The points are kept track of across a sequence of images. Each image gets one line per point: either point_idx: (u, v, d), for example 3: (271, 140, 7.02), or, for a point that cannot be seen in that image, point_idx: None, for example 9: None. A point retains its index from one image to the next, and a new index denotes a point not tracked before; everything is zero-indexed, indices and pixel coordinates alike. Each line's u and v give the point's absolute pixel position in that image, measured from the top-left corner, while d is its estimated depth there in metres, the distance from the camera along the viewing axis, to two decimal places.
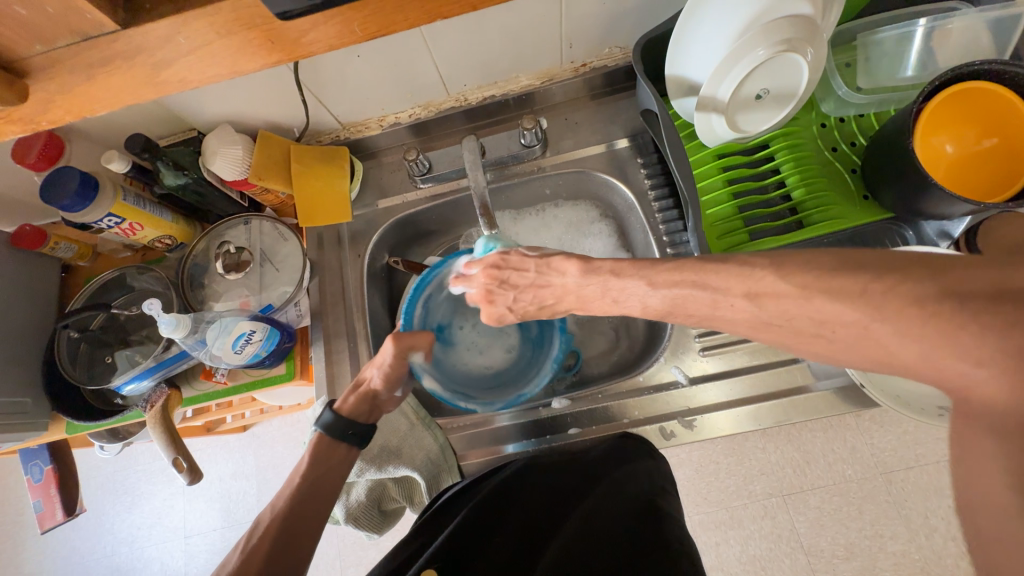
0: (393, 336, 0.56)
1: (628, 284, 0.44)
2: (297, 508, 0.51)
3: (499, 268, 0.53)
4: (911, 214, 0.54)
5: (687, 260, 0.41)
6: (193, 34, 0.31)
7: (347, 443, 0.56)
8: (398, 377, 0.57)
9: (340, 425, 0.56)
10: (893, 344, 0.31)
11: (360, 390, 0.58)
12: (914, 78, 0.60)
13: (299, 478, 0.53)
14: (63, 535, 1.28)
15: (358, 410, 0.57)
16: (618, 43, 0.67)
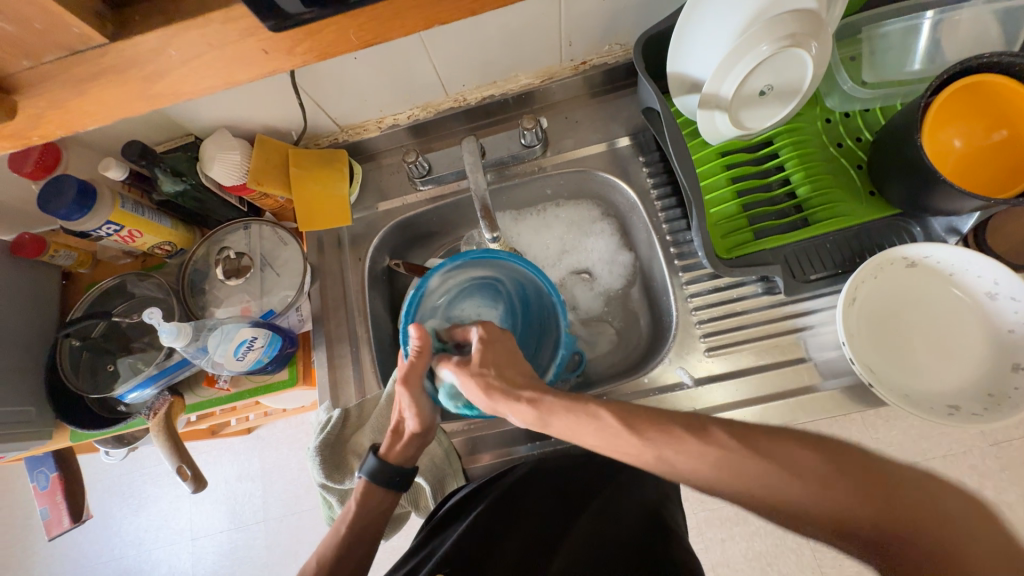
0: (400, 383, 0.54)
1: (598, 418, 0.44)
2: (343, 554, 0.53)
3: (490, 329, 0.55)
4: (919, 210, 0.53)
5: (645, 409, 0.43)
6: (185, 46, 0.30)
7: (395, 490, 0.57)
8: (428, 415, 0.56)
9: (387, 473, 0.56)
10: (846, 505, 0.34)
11: (402, 438, 0.58)
12: (920, 71, 0.59)
13: (346, 526, 0.55)
14: (71, 538, 1.29)
15: (403, 455, 0.57)
16: (618, 40, 0.66)
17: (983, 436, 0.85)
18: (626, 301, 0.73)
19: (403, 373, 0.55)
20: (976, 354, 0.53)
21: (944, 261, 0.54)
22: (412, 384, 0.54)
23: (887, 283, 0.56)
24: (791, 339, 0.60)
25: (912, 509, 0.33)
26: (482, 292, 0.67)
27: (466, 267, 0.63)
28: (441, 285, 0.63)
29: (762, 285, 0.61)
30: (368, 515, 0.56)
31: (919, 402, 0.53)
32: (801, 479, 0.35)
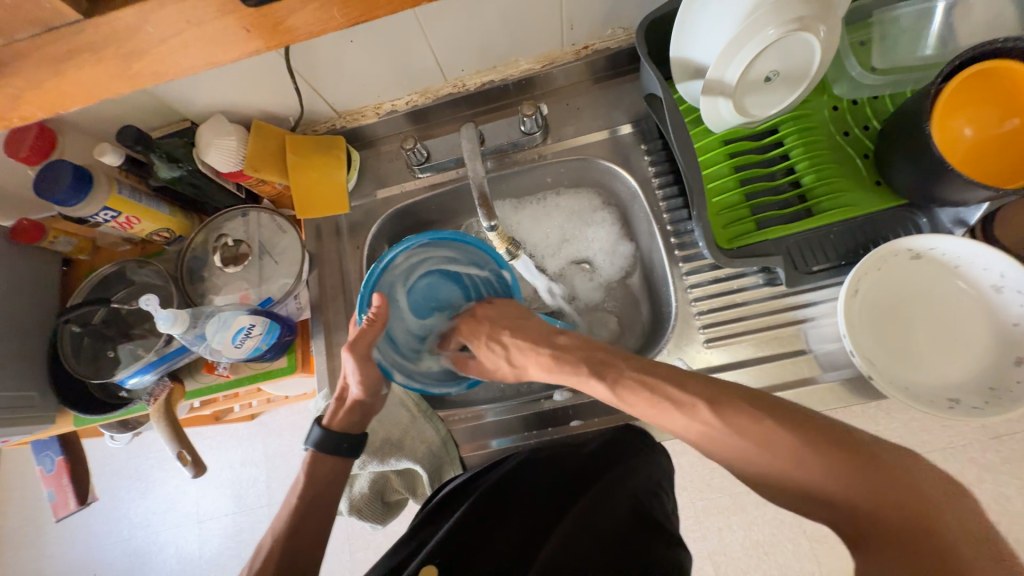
0: (347, 348, 0.53)
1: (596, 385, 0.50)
2: (298, 529, 0.53)
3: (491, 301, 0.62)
4: (926, 200, 0.52)
5: (646, 365, 0.48)
6: (163, 24, 0.29)
7: (342, 455, 0.56)
8: (374, 380, 0.54)
9: (332, 441, 0.56)
10: (814, 473, 0.37)
11: (345, 404, 0.57)
12: (931, 57, 0.57)
13: (296, 498, 0.55)
14: (80, 520, 1.32)
15: (346, 422, 0.57)
16: (621, 24, 0.64)
17: (984, 428, 0.84)
18: (624, 291, 0.73)
19: (353, 339, 0.53)
20: (980, 346, 0.52)
21: (951, 253, 0.53)
22: (360, 351, 0.53)
23: (889, 275, 0.55)
24: (792, 331, 0.59)
25: (888, 486, 0.35)
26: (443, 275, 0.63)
27: (431, 248, 0.60)
28: (405, 263, 0.59)
29: (763, 276, 0.60)
30: (322, 484, 0.55)
31: (919, 395, 0.52)
32: (770, 455, 0.39)
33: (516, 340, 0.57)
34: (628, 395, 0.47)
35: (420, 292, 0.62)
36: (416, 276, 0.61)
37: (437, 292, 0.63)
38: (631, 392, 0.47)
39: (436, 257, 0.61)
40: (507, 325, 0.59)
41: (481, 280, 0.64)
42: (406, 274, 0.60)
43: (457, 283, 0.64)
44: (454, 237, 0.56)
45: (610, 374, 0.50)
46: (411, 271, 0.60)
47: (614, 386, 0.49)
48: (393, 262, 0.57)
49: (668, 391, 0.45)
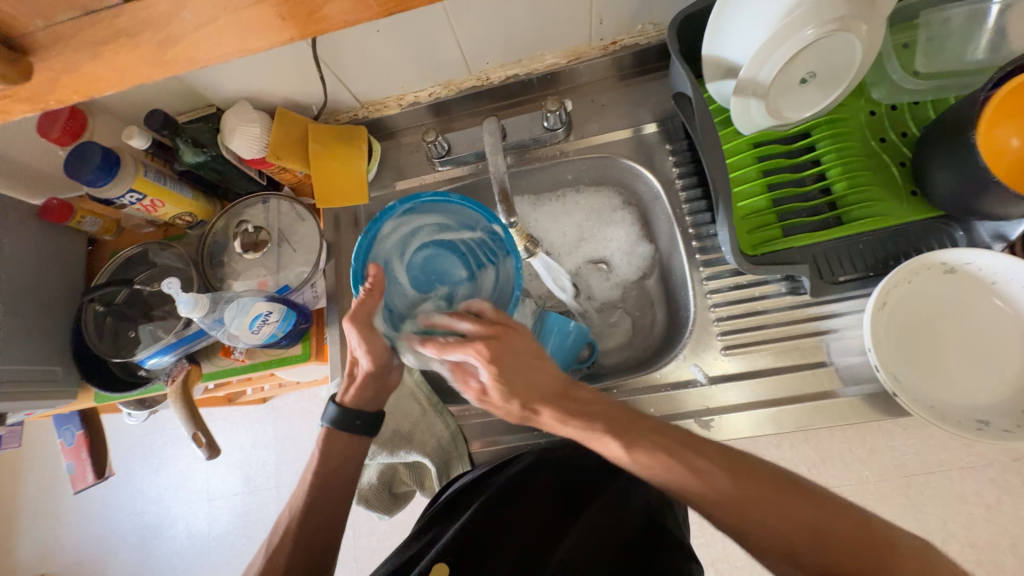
0: (349, 319, 0.49)
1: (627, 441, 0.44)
2: (314, 509, 0.55)
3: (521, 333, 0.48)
4: (965, 213, 0.50)
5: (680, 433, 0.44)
6: (199, 9, 0.29)
7: (356, 433, 0.56)
8: (382, 350, 0.52)
9: (347, 417, 0.55)
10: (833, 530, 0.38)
11: (356, 379, 0.55)
12: (981, 62, 0.54)
13: (310, 477, 0.55)
14: (96, 492, 1.36)
15: (360, 399, 0.56)
16: (652, 20, 0.62)
17: (1007, 450, 0.81)
18: (641, 293, 0.72)
19: (353, 308, 0.50)
20: (1013, 368, 0.50)
21: (987, 269, 0.51)
22: (363, 321, 0.50)
23: (920, 289, 0.53)
24: (814, 342, 0.58)
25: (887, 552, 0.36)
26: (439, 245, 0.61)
27: (416, 217, 0.60)
28: (394, 234, 0.59)
29: (786, 284, 0.59)
30: (333, 471, 0.56)
31: (946, 414, 0.50)
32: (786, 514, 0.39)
33: (530, 394, 0.46)
34: (643, 458, 0.42)
35: (417, 266, 0.59)
36: (411, 250, 0.60)
37: (437, 264, 0.60)
38: (647, 453, 0.42)
39: (428, 226, 0.60)
40: (519, 369, 0.46)
41: (476, 243, 0.60)
42: (400, 249, 0.59)
43: (455, 254, 0.61)
44: (434, 198, 0.59)
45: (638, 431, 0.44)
46: (403, 243, 0.59)
47: (631, 447, 0.43)
48: (382, 231, 0.58)
49: (686, 456, 0.42)
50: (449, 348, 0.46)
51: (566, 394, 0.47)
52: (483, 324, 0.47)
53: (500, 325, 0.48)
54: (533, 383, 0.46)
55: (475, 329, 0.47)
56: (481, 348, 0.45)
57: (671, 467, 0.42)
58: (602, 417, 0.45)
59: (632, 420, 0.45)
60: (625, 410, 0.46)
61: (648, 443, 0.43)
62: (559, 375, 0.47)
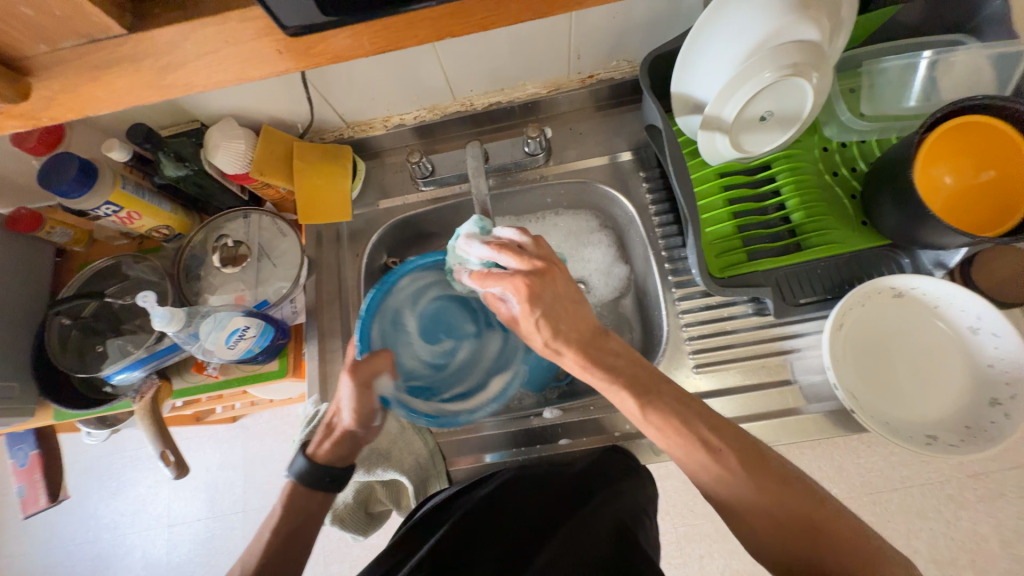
0: (347, 370, 0.51)
1: (623, 399, 0.48)
2: (270, 562, 0.50)
3: (547, 269, 0.49)
4: (910, 242, 0.55)
5: (682, 406, 0.47)
6: (202, 41, 0.31)
7: (324, 489, 0.54)
8: (368, 410, 0.52)
9: (316, 474, 0.53)
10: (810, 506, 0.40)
11: (332, 435, 0.54)
12: (915, 108, 0.61)
13: (270, 533, 0.51)
14: (45, 519, 1.27)
15: (333, 455, 0.54)
16: (626, 57, 0.67)
17: (962, 466, 0.85)
18: (617, 313, 0.74)
19: (355, 363, 0.51)
20: (956, 387, 0.54)
21: (930, 294, 0.55)
22: (358, 376, 0.51)
23: (873, 311, 0.57)
24: (778, 360, 0.61)
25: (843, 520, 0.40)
26: (452, 303, 0.65)
27: (434, 272, 0.64)
28: (411, 284, 0.63)
29: (752, 305, 0.62)
30: (296, 519, 0.52)
31: (899, 429, 0.54)
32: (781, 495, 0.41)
33: (561, 332, 0.50)
34: (658, 419, 0.46)
35: (427, 318, 0.64)
36: (423, 303, 0.64)
37: (445, 318, 0.65)
38: (661, 414, 0.46)
39: (443, 282, 0.64)
40: (554, 311, 0.50)
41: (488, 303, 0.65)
42: (413, 299, 0.63)
43: (466, 310, 0.65)
44: None
45: (649, 391, 0.48)
46: (417, 295, 0.63)
47: (647, 406, 0.47)
48: (397, 284, 0.61)
49: (696, 426, 0.45)
50: (491, 279, 0.50)
51: (595, 343, 0.51)
52: (527, 260, 0.49)
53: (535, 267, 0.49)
54: (567, 327, 0.50)
55: (515, 264, 0.49)
56: (521, 282, 0.48)
57: (682, 440, 0.45)
58: (624, 372, 0.49)
59: (655, 379, 0.49)
60: (644, 368, 0.50)
61: (664, 406, 0.47)
62: (593, 325, 0.51)
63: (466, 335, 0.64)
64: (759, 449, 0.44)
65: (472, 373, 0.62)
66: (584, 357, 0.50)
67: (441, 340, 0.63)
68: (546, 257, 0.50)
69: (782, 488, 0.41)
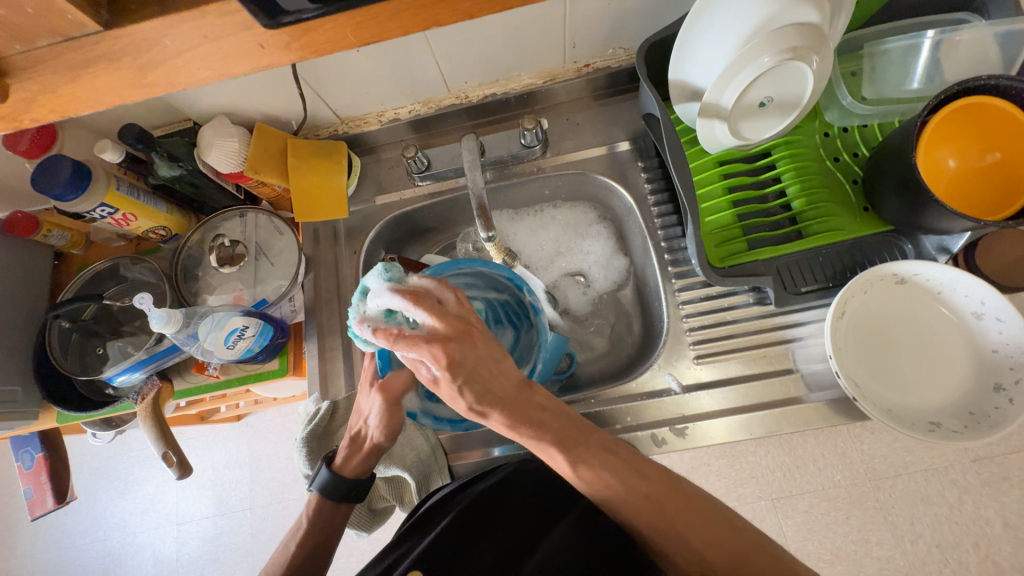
0: (379, 388, 0.50)
1: (556, 458, 0.45)
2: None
3: (462, 342, 0.41)
4: (912, 228, 0.54)
5: (616, 463, 0.45)
6: (181, 37, 0.30)
7: (348, 500, 0.55)
8: (394, 424, 0.52)
9: (341, 487, 0.54)
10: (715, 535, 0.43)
11: (359, 448, 0.54)
12: (918, 90, 0.59)
13: (295, 548, 0.53)
14: (55, 520, 1.29)
15: (360, 468, 0.54)
16: (622, 45, 0.66)
17: (966, 451, 0.84)
18: (617, 303, 0.74)
19: (385, 380, 0.51)
20: (960, 372, 0.54)
21: (933, 280, 0.55)
22: (390, 394, 0.50)
23: (874, 298, 0.57)
24: (780, 350, 0.60)
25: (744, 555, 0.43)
26: (463, 305, 0.61)
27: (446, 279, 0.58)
28: None
29: (753, 295, 0.62)
30: (316, 534, 0.53)
31: (902, 417, 0.53)
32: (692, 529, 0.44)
33: (486, 399, 0.43)
34: (587, 474, 0.44)
35: None
36: None
37: None
38: (592, 471, 0.44)
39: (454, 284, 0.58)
40: (478, 378, 0.42)
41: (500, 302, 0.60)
42: None
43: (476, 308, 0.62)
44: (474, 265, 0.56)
45: (580, 452, 0.45)
46: None
47: (576, 461, 0.44)
48: None
49: (630, 478, 0.44)
50: (403, 344, 0.40)
51: (521, 396, 0.45)
52: (446, 319, 0.42)
53: (451, 336, 0.41)
54: (491, 387, 0.43)
55: (431, 322, 0.41)
56: (441, 349, 0.40)
57: (613, 487, 0.44)
58: (553, 430, 0.45)
59: (580, 436, 0.45)
60: (574, 421, 0.46)
61: (593, 458, 0.45)
62: (517, 379, 0.45)
63: None
64: (682, 492, 0.45)
65: None
66: (508, 416, 0.44)
67: None
68: (465, 315, 0.43)
69: (687, 516, 0.44)
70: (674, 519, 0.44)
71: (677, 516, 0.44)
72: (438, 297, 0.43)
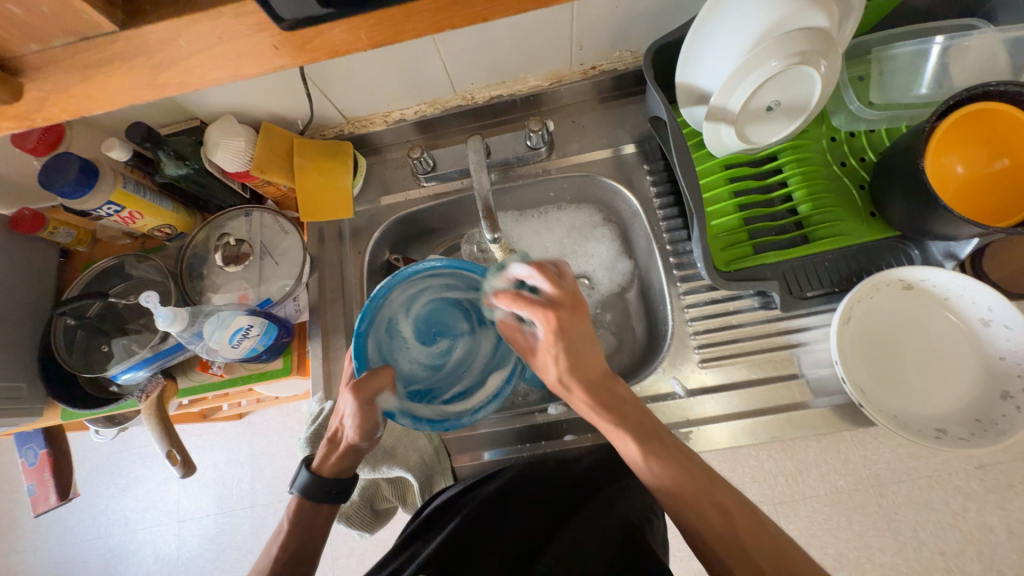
0: (351, 389, 0.50)
1: (624, 442, 0.47)
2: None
3: (568, 322, 0.47)
4: (919, 234, 0.54)
5: (664, 449, 0.46)
6: (194, 37, 0.30)
7: (328, 502, 0.54)
8: (371, 425, 0.51)
9: (320, 487, 0.54)
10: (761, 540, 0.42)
11: (337, 448, 0.54)
12: (926, 96, 0.60)
13: (280, 548, 0.52)
14: (57, 516, 1.29)
15: (337, 468, 0.54)
16: (629, 47, 0.66)
17: (970, 458, 0.84)
18: (621, 306, 0.74)
19: (356, 381, 0.51)
20: (966, 379, 0.53)
21: (940, 286, 0.54)
22: (361, 393, 0.50)
23: (881, 304, 0.56)
24: (785, 355, 0.60)
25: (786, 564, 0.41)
26: (447, 304, 0.63)
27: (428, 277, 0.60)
28: (401, 293, 0.59)
29: (758, 299, 0.62)
30: (305, 533, 0.53)
31: (908, 423, 0.53)
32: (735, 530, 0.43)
33: (577, 372, 0.48)
34: (653, 465, 0.45)
35: (421, 319, 0.62)
36: (417, 304, 0.61)
37: (440, 317, 0.62)
38: (660, 463, 0.45)
39: (433, 284, 0.61)
40: (575, 353, 0.47)
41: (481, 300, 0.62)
42: (406, 305, 0.60)
43: (459, 307, 0.63)
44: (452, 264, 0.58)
45: (647, 437, 0.47)
46: (411, 299, 0.60)
47: (648, 453, 0.46)
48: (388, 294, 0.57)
49: (681, 465, 0.45)
50: (521, 305, 0.47)
51: (605, 385, 0.49)
52: (563, 290, 0.47)
53: (559, 308, 0.47)
54: (584, 366, 0.48)
55: (549, 292, 0.47)
56: (551, 319, 0.46)
57: (676, 484, 0.44)
58: (629, 417, 0.48)
59: (654, 426, 0.48)
60: (650, 418, 0.49)
61: (665, 453, 0.46)
62: (605, 368, 0.49)
63: (461, 332, 0.62)
64: (712, 472, 0.46)
65: (471, 370, 0.61)
66: (590, 394, 0.48)
67: (438, 340, 0.62)
68: (576, 296, 0.48)
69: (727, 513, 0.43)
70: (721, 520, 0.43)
71: (708, 502, 0.44)
72: (557, 270, 0.48)
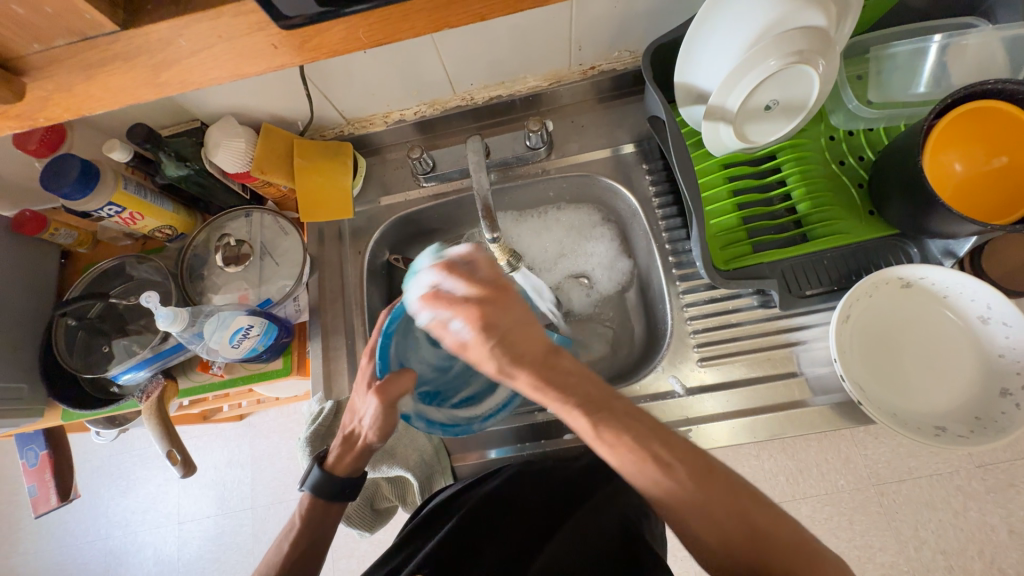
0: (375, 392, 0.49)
1: (575, 419, 0.43)
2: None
3: (496, 309, 0.43)
4: (918, 231, 0.54)
5: (636, 425, 0.42)
6: (195, 37, 0.30)
7: (337, 501, 0.55)
8: (389, 426, 0.52)
9: (333, 486, 0.54)
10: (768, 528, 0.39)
11: (352, 448, 0.54)
12: (925, 94, 0.60)
13: (287, 548, 0.53)
14: (57, 518, 1.29)
15: (351, 467, 0.55)
16: (628, 47, 0.66)
17: (970, 457, 0.84)
18: (620, 305, 0.74)
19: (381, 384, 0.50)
20: (966, 376, 0.53)
21: (938, 283, 0.54)
22: (386, 396, 0.50)
23: (879, 302, 0.56)
24: (784, 353, 0.60)
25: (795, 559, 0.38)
26: None
27: None
28: None
29: (757, 298, 0.62)
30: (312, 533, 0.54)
31: (907, 421, 0.53)
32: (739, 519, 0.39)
33: (513, 356, 0.43)
34: (609, 435, 0.42)
35: None
36: None
37: None
38: (613, 431, 0.42)
39: None
40: (509, 339, 0.43)
41: None
42: None
43: None
44: None
45: (602, 413, 0.43)
46: None
47: (599, 424, 0.42)
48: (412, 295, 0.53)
49: (651, 443, 0.41)
50: (440, 302, 0.43)
51: (549, 361, 0.44)
52: (479, 283, 0.44)
53: (482, 297, 0.43)
54: (521, 348, 0.43)
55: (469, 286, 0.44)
56: (475, 310, 0.42)
57: (635, 459, 0.41)
58: (578, 395, 0.43)
59: (608, 397, 0.44)
60: (599, 387, 0.44)
61: (619, 423, 0.42)
62: (546, 341, 0.45)
63: None
64: (713, 466, 0.42)
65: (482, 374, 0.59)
66: (536, 375, 0.43)
67: None
68: (499, 279, 0.45)
69: (728, 501, 0.40)
70: (721, 508, 0.40)
71: (698, 487, 0.40)
72: (468, 264, 0.45)
